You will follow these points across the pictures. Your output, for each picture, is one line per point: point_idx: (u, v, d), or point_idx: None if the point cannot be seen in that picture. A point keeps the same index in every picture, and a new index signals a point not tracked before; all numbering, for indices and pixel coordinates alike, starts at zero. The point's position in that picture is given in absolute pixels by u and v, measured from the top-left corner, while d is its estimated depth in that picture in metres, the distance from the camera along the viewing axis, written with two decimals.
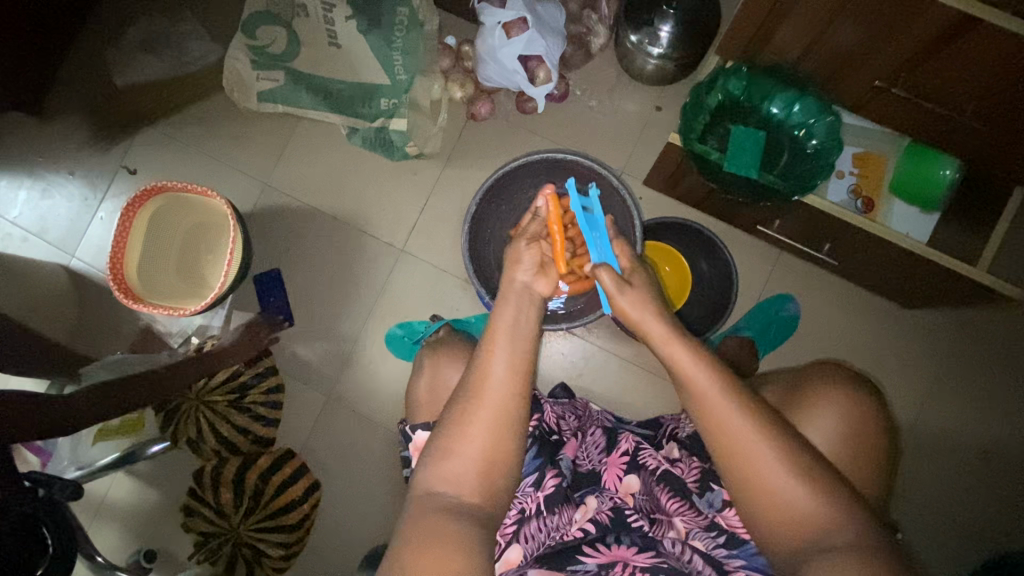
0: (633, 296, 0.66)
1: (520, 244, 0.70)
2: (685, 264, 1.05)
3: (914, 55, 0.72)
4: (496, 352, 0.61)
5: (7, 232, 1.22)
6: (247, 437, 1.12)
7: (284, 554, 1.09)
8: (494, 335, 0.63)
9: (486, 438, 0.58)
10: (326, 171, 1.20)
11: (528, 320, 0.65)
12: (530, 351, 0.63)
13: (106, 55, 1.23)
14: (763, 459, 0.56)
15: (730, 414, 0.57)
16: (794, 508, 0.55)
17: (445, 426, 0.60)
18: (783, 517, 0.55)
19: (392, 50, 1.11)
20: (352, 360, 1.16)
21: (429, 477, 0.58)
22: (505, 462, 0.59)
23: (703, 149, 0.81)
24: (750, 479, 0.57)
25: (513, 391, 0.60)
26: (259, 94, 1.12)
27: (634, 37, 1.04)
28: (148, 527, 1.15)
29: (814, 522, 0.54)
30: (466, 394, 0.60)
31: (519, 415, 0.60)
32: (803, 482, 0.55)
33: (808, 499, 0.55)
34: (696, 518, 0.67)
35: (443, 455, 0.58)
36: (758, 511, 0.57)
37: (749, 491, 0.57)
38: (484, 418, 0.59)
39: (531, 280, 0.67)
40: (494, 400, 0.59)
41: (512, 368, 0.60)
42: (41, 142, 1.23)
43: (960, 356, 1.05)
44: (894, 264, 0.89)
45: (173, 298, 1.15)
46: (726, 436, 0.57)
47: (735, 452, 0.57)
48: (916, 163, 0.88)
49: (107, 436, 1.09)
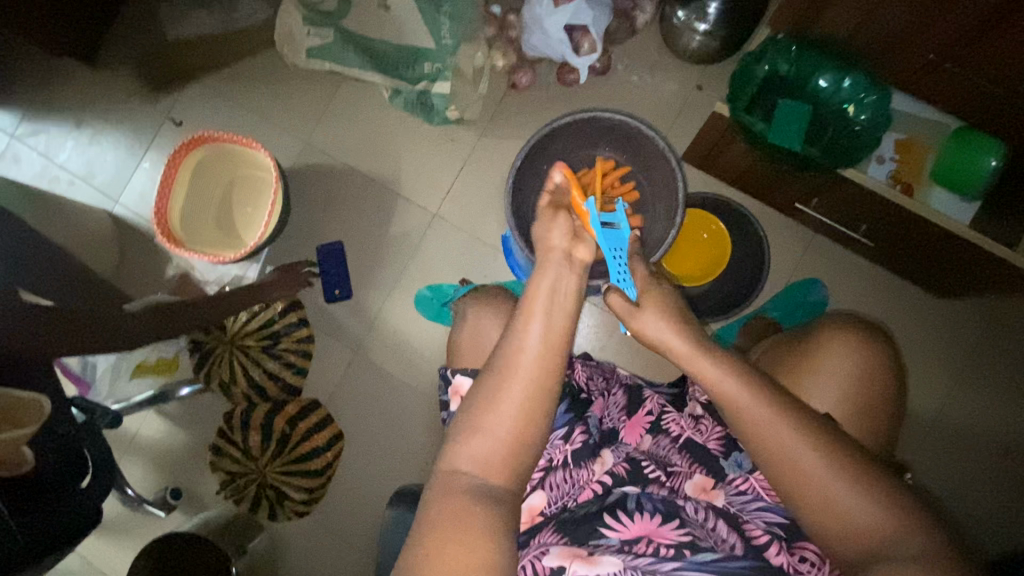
0: (651, 319, 0.65)
1: (547, 215, 0.73)
2: (725, 231, 1.04)
3: (968, 31, 0.73)
4: (531, 323, 0.60)
5: (55, 175, 1.27)
6: (277, 384, 1.15)
7: (306, 499, 1.13)
8: (529, 306, 0.62)
9: (518, 413, 0.56)
10: (366, 132, 1.22)
11: (566, 292, 0.64)
12: (568, 320, 0.62)
13: (159, 9, 1.26)
14: (814, 472, 0.54)
15: (774, 426, 0.56)
16: (862, 525, 0.53)
17: (477, 397, 0.58)
18: (853, 533, 0.53)
19: (439, 13, 1.12)
20: (382, 318, 1.19)
21: (455, 453, 0.57)
22: (533, 430, 0.57)
23: (749, 119, 0.85)
24: (801, 489, 0.55)
25: (548, 364, 0.58)
26: (308, 50, 1.15)
27: (682, 13, 1.06)
28: (177, 467, 1.19)
29: (880, 534, 0.52)
30: (499, 367, 0.59)
31: (552, 389, 0.58)
32: (864, 492, 0.53)
33: (874, 512, 0.53)
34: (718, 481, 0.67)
35: (471, 432, 0.57)
36: (820, 530, 0.54)
37: (805, 506, 0.55)
38: (516, 390, 0.57)
39: (567, 248, 0.68)
40: (527, 373, 0.58)
41: (546, 341, 0.59)
42: (95, 91, 1.27)
43: (989, 351, 1.05)
44: (933, 246, 0.89)
45: (207, 246, 1.17)
46: (773, 453, 0.56)
47: (780, 467, 0.56)
48: (965, 148, 0.86)
49: (144, 371, 1.14)
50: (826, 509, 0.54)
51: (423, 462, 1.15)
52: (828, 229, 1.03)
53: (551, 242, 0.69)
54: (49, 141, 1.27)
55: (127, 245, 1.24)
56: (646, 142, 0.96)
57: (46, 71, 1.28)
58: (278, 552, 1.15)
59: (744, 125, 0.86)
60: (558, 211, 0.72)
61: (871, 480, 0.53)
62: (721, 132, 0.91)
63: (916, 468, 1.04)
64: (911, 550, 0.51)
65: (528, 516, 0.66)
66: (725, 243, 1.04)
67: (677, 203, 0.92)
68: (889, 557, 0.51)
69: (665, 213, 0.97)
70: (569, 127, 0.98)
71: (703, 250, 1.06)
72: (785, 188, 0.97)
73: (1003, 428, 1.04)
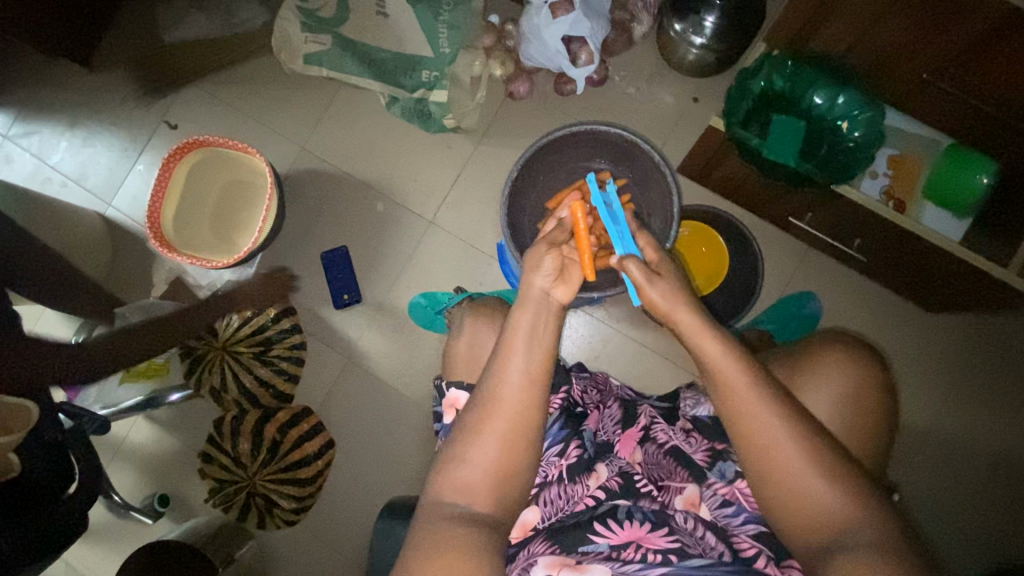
0: (664, 289, 0.64)
1: (538, 249, 0.69)
2: (722, 245, 1.04)
3: (960, 54, 0.75)
4: (512, 358, 0.60)
5: (47, 176, 1.25)
6: (268, 391, 1.14)
7: (296, 507, 1.13)
8: (508, 341, 0.62)
9: (502, 446, 0.58)
10: (363, 139, 1.22)
11: (547, 326, 0.63)
12: (553, 351, 0.62)
13: (157, 12, 1.26)
14: (788, 456, 0.56)
15: (758, 408, 0.57)
16: (820, 509, 0.55)
17: (458, 434, 0.59)
18: (804, 519, 0.56)
19: (438, 23, 1.12)
20: (376, 325, 1.18)
21: (440, 487, 0.57)
22: (522, 456, 0.58)
23: (744, 134, 0.85)
24: (771, 472, 0.57)
25: (529, 400, 0.59)
26: (305, 56, 1.15)
27: (679, 26, 1.06)
28: (165, 474, 1.17)
29: (839, 522, 0.54)
30: (481, 403, 0.59)
31: (534, 421, 0.59)
32: (828, 479, 0.55)
33: (835, 500, 0.55)
34: (700, 485, 0.67)
35: (456, 464, 0.58)
36: (781, 509, 0.57)
37: (773, 487, 0.57)
38: (498, 427, 0.58)
39: (549, 288, 0.66)
40: (509, 410, 0.59)
41: (528, 378, 0.59)
42: (90, 93, 1.26)
43: (981, 365, 1.05)
44: (924, 261, 0.90)
45: (201, 251, 1.16)
46: (752, 434, 0.57)
47: (776, 485, 0.57)
48: (957, 164, 0.87)
49: (134, 378, 1.13)
50: (790, 492, 0.56)
51: (416, 470, 1.14)
52: (822, 242, 1.03)
53: (536, 277, 0.66)
54: (42, 142, 1.26)
55: (119, 248, 1.23)
56: (641, 154, 0.96)
57: (41, 72, 1.27)
58: (267, 560, 1.14)
59: (739, 139, 0.87)
60: (552, 247, 0.69)
61: (836, 470, 0.55)
62: (717, 144, 0.91)
63: (909, 481, 1.04)
64: (863, 537, 0.53)
65: (520, 531, 0.65)
66: (722, 257, 1.04)
67: (671, 219, 0.93)
68: (842, 546, 0.53)
69: (661, 224, 0.97)
70: (566, 140, 0.98)
71: (702, 262, 1.06)
72: (780, 202, 0.98)
73: (995, 442, 1.04)
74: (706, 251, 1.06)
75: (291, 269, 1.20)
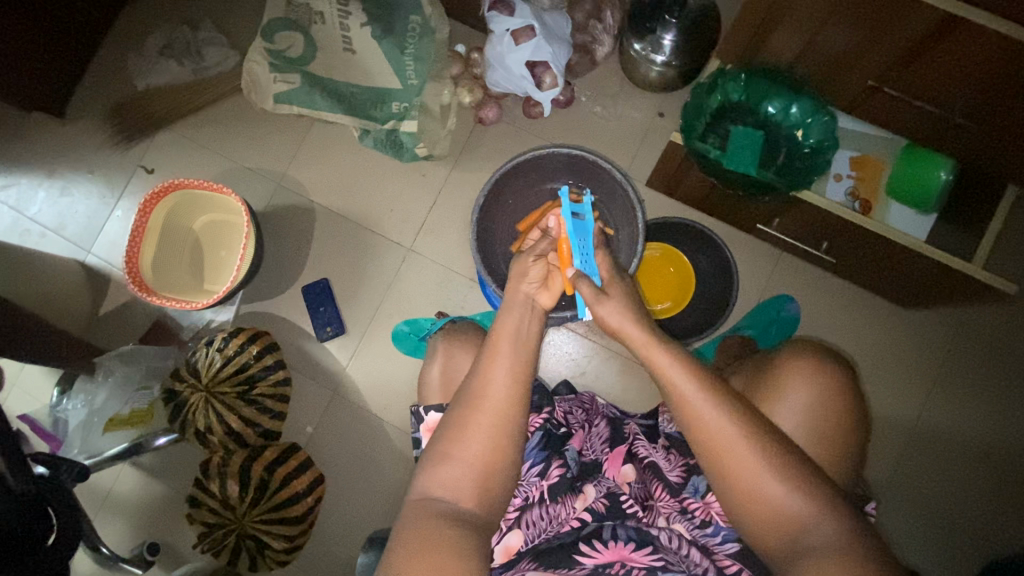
0: (611, 307, 0.67)
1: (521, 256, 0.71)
2: (688, 264, 1.09)
3: (901, 58, 0.77)
4: (497, 359, 0.62)
5: (26, 228, 1.25)
6: (253, 430, 1.09)
7: (288, 547, 1.08)
8: (496, 345, 0.63)
9: (487, 441, 0.58)
10: (338, 172, 1.23)
11: (531, 329, 0.65)
12: (532, 363, 0.63)
13: (128, 59, 1.28)
14: (755, 478, 0.56)
15: (753, 471, 0.56)
16: (779, 512, 0.55)
17: (442, 432, 0.60)
18: (777, 528, 0.56)
19: (404, 56, 1.14)
20: (359, 351, 1.18)
21: (425, 483, 0.58)
22: (500, 480, 0.58)
23: (702, 147, 0.88)
24: (735, 480, 0.57)
25: (517, 400, 0.60)
26: (275, 95, 1.16)
27: (638, 45, 1.09)
28: (152, 522, 1.16)
29: (796, 521, 0.55)
30: (468, 401, 0.60)
31: (516, 417, 0.60)
32: (789, 481, 0.56)
33: (795, 499, 0.55)
34: (675, 501, 0.68)
35: (440, 461, 0.58)
36: (741, 513, 0.57)
37: (739, 498, 0.57)
38: (483, 422, 0.58)
39: (533, 293, 0.69)
40: (494, 407, 0.59)
41: (514, 381, 0.61)
42: (67, 142, 1.27)
43: (958, 356, 1.07)
44: (886, 258, 0.92)
45: (183, 292, 1.17)
46: (730, 467, 0.57)
47: (753, 507, 0.56)
48: (914, 165, 0.91)
49: (116, 427, 1.08)
50: (770, 528, 0.56)
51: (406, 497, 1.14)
52: (790, 246, 1.05)
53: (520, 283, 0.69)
54: (20, 194, 1.26)
55: (100, 295, 1.23)
56: (605, 174, 0.98)
57: (17, 125, 1.27)
58: None
59: (700, 152, 0.89)
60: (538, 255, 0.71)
61: (799, 484, 0.55)
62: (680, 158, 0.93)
63: (893, 480, 1.05)
64: (827, 540, 0.53)
65: (503, 555, 0.65)
66: (690, 278, 1.09)
67: (637, 233, 0.94)
68: (808, 550, 0.54)
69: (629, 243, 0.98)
70: (532, 163, 1.00)
71: (667, 282, 1.10)
72: (748, 211, 1.00)
73: (981, 433, 1.05)
74: (674, 272, 1.11)
75: (274, 304, 1.21)
